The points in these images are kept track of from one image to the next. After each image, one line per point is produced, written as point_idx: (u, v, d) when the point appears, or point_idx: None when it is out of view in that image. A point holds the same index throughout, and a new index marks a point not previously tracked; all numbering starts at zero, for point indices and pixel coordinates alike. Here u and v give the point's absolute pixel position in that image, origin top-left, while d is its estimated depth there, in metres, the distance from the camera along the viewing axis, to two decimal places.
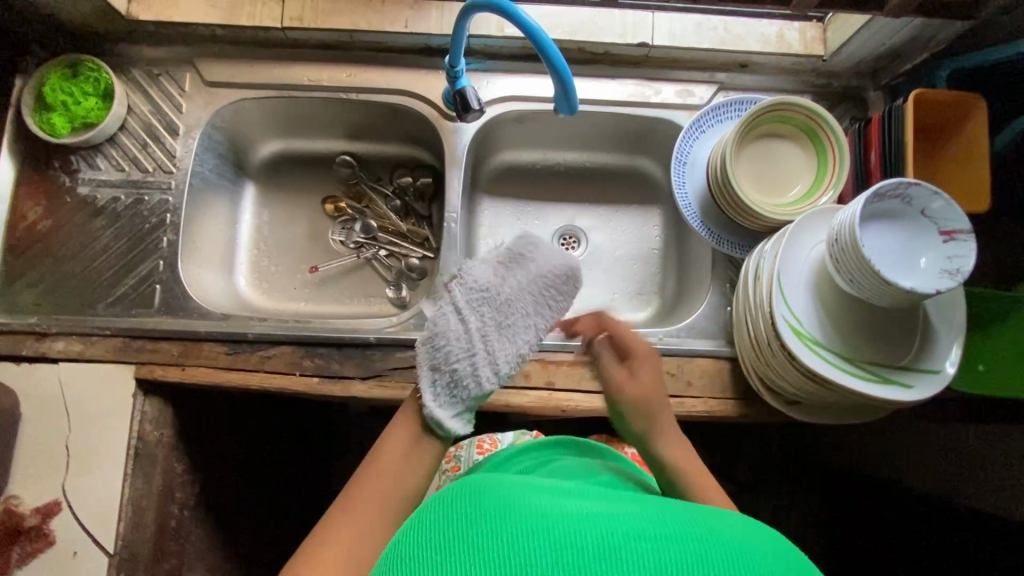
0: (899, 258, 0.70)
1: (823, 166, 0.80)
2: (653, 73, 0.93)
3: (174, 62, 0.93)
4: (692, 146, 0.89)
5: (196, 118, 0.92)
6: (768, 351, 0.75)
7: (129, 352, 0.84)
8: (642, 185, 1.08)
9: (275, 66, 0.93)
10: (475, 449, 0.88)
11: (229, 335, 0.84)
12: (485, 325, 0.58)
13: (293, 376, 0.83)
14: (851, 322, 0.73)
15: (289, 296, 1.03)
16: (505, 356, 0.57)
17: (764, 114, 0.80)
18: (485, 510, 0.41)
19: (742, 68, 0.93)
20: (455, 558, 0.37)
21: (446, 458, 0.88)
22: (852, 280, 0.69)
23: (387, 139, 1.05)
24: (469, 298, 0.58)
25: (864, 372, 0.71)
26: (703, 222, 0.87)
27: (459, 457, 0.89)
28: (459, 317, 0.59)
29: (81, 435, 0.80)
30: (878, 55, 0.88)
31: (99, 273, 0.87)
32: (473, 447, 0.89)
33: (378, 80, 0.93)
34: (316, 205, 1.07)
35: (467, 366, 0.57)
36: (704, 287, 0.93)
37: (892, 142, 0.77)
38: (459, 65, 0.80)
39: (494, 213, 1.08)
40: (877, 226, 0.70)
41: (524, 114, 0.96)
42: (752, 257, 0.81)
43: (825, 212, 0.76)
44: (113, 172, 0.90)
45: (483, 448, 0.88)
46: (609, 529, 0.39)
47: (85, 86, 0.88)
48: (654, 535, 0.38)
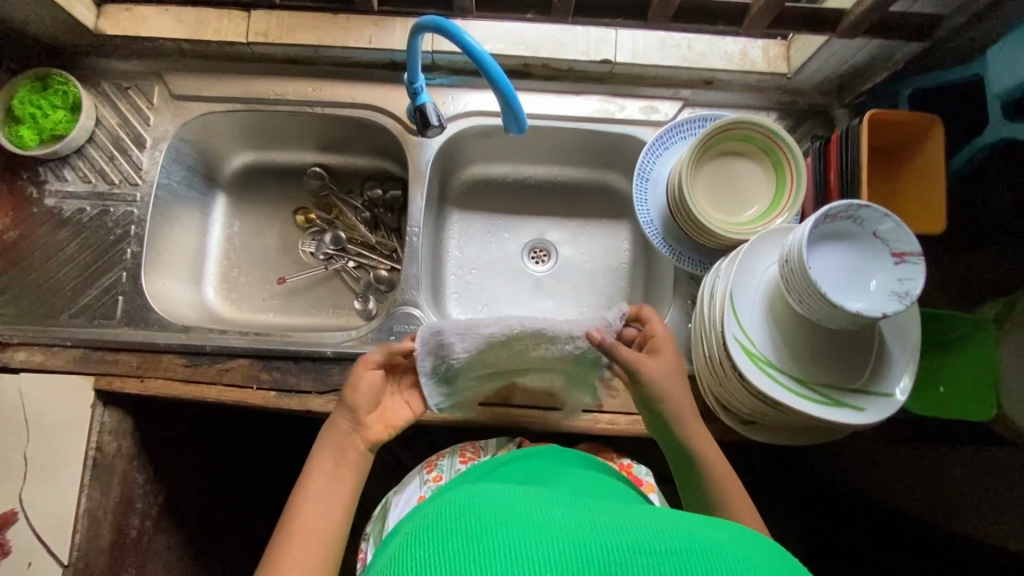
0: (851, 279, 0.69)
1: (781, 186, 0.80)
2: (618, 88, 0.94)
3: (142, 76, 0.94)
4: (655, 163, 0.89)
5: (163, 131, 0.93)
6: (721, 371, 0.75)
7: (90, 363, 0.84)
8: (611, 199, 1.08)
9: (242, 80, 0.93)
10: (458, 459, 0.87)
11: (188, 348, 0.85)
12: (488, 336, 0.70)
13: (250, 389, 0.83)
14: (804, 343, 0.72)
15: (257, 307, 1.04)
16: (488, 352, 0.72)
17: (722, 133, 0.80)
18: (480, 524, 0.41)
19: (707, 85, 0.93)
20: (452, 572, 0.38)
21: (427, 465, 0.85)
22: (802, 302, 0.68)
23: (357, 152, 1.06)
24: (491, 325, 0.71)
25: (814, 394, 0.71)
26: (664, 239, 0.87)
27: (441, 466, 0.86)
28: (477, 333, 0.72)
29: (37, 446, 0.81)
30: (841, 74, 0.88)
31: (62, 284, 0.88)
32: (456, 456, 0.87)
33: (343, 95, 0.93)
34: (287, 216, 1.08)
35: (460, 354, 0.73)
36: (667, 303, 0.93)
37: (849, 161, 0.77)
38: (419, 81, 0.80)
39: (464, 226, 1.08)
40: (829, 246, 0.70)
41: (489, 129, 0.96)
42: (709, 275, 0.80)
43: (781, 231, 0.75)
44: (80, 184, 0.91)
45: (466, 457, 0.87)
46: (609, 541, 0.40)
47: (53, 99, 0.89)
48: (653, 548, 0.39)
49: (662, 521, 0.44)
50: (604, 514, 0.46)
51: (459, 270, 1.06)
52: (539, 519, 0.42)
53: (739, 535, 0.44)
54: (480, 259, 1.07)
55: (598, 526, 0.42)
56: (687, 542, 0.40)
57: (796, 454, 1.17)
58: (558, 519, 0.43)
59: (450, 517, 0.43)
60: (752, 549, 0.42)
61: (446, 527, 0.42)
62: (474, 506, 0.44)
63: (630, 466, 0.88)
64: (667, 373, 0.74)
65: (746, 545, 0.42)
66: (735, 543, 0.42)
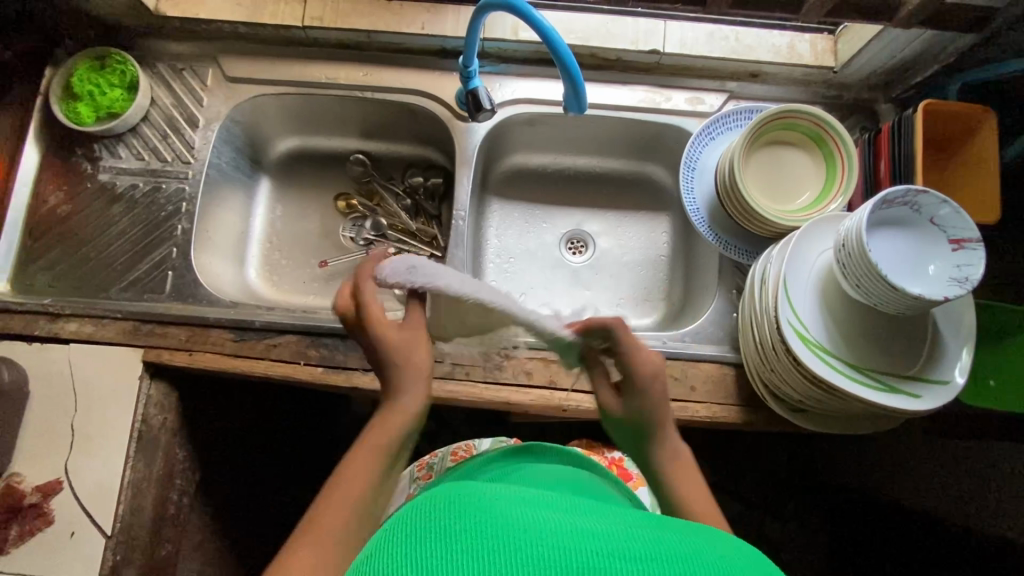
0: (908, 265, 0.69)
1: (832, 171, 0.81)
2: (664, 80, 0.95)
3: (196, 58, 0.96)
4: (701, 152, 0.90)
5: (216, 112, 0.95)
6: (773, 355, 0.75)
7: (138, 336, 0.85)
8: (650, 191, 1.09)
9: (295, 64, 0.95)
10: (449, 457, 0.87)
11: (237, 323, 0.85)
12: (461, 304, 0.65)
13: (297, 366, 0.83)
14: (858, 329, 0.72)
15: (297, 289, 1.05)
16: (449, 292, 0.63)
17: (774, 121, 0.80)
18: (463, 512, 0.40)
19: (753, 78, 0.94)
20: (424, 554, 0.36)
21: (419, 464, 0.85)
22: (859, 286, 0.68)
23: (399, 139, 1.07)
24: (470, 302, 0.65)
25: (870, 380, 0.70)
26: (710, 227, 0.88)
27: (432, 465, 0.86)
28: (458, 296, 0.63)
29: (86, 416, 0.81)
30: (889, 68, 0.88)
31: (113, 258, 0.89)
32: (447, 455, 0.87)
33: (392, 80, 0.95)
34: (328, 202, 1.09)
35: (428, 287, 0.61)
36: (710, 293, 0.92)
37: (902, 152, 0.77)
38: (472, 66, 0.81)
39: (504, 215, 1.09)
40: (886, 231, 0.70)
41: (536, 117, 0.98)
42: (758, 262, 0.80)
43: (833, 218, 0.76)
44: (133, 161, 0.93)
45: (458, 456, 0.87)
46: (589, 541, 0.38)
47: (111, 78, 0.91)
48: (637, 555, 0.37)
49: (648, 529, 0.42)
50: (590, 514, 0.44)
51: (497, 259, 1.07)
52: (521, 518, 0.39)
53: (730, 552, 0.42)
54: (517, 248, 1.08)
55: (581, 527, 0.40)
56: (674, 550, 0.39)
57: (830, 454, 1.16)
58: (540, 514, 0.41)
59: (430, 512, 0.41)
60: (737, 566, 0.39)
61: (428, 511, 0.41)
62: (455, 502, 0.42)
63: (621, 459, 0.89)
64: (656, 400, 0.66)
65: (726, 555, 0.40)
66: (721, 558, 0.40)
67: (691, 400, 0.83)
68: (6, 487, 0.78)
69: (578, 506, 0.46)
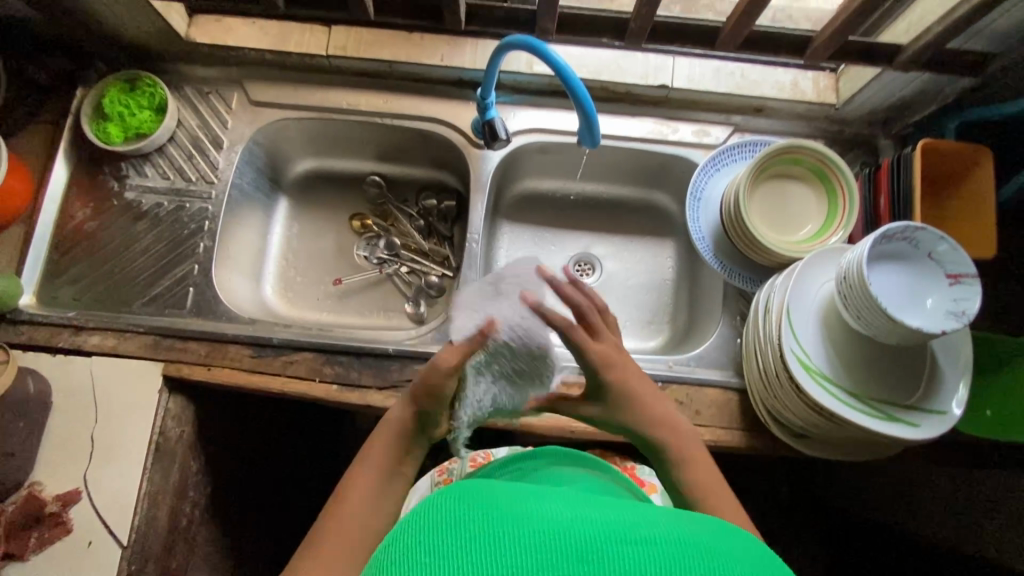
0: (907, 299, 0.72)
1: (834, 205, 0.83)
2: (673, 112, 0.98)
3: (223, 83, 0.99)
4: (707, 182, 0.93)
5: (240, 134, 0.98)
6: (776, 383, 0.77)
7: (159, 350, 0.87)
8: (656, 218, 1.12)
9: (318, 91, 0.99)
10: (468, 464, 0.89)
11: (254, 340, 0.87)
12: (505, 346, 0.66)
13: (312, 382, 0.86)
14: (859, 359, 0.75)
15: (311, 306, 1.07)
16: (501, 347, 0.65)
17: (778, 157, 0.84)
18: (470, 497, 0.41)
19: (758, 112, 0.98)
20: (430, 540, 0.37)
21: (438, 469, 0.87)
22: (860, 317, 0.71)
23: (414, 163, 1.11)
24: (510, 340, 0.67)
25: (871, 409, 0.73)
26: (715, 254, 0.91)
27: (452, 470, 0.88)
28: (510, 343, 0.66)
29: (107, 427, 0.84)
30: (889, 106, 0.92)
31: (136, 274, 0.92)
32: (466, 461, 0.89)
33: (411, 108, 0.98)
34: (344, 222, 1.13)
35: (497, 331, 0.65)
36: (715, 319, 0.95)
37: (902, 188, 0.81)
38: (490, 97, 0.86)
39: (514, 238, 1.13)
40: (885, 266, 0.73)
41: (548, 146, 1.01)
42: (762, 291, 0.83)
43: (835, 250, 0.79)
44: (158, 180, 0.96)
45: (476, 462, 0.89)
46: (590, 525, 0.38)
47: (140, 100, 0.95)
48: (636, 539, 0.37)
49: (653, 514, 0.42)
50: (594, 501, 0.45)
51: None
52: (530, 514, 0.39)
53: (735, 542, 0.41)
54: None
55: (585, 512, 0.40)
56: (676, 536, 0.39)
57: (829, 478, 1.17)
58: (543, 502, 0.41)
59: (442, 506, 0.40)
60: (738, 556, 0.39)
61: (437, 498, 0.42)
62: (467, 496, 0.41)
63: (632, 469, 0.88)
64: (637, 383, 0.67)
65: (729, 545, 0.40)
66: (725, 549, 0.39)
67: (695, 424, 0.85)
68: (26, 495, 0.80)
69: (584, 497, 0.45)
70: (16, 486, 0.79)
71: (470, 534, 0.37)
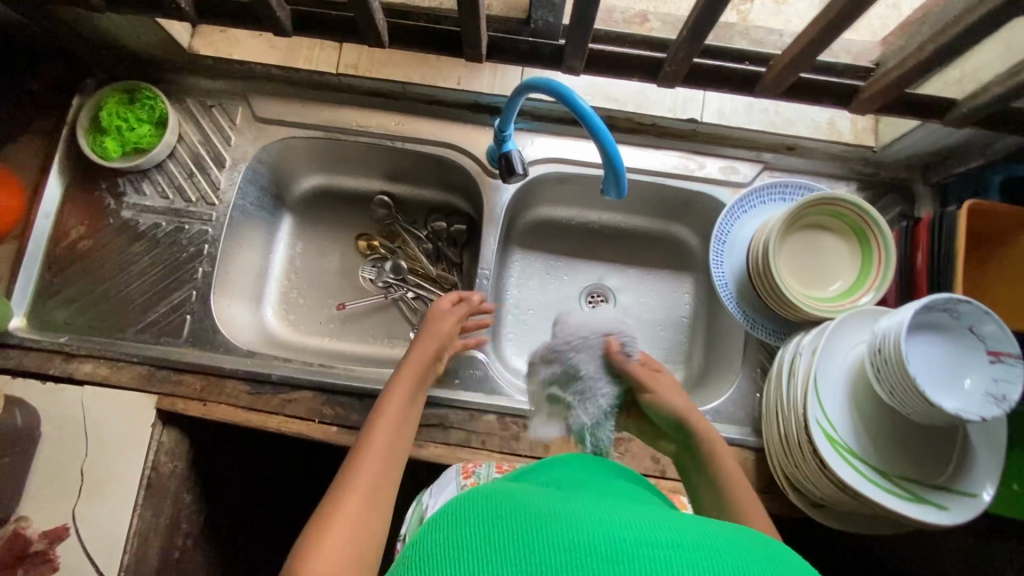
0: (944, 374, 0.67)
1: (868, 262, 0.78)
2: (700, 146, 0.93)
3: (226, 95, 0.94)
4: (732, 225, 0.89)
5: (243, 152, 0.93)
6: (797, 452, 0.73)
7: (153, 382, 0.84)
8: (675, 252, 1.07)
9: (326, 108, 0.93)
10: (494, 469, 0.77)
11: (253, 375, 0.84)
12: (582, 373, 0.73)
13: (311, 423, 0.82)
14: (885, 433, 0.71)
15: (312, 329, 1.03)
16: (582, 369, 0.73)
17: (811, 208, 0.79)
18: (492, 501, 0.39)
19: (790, 151, 0.92)
20: (449, 552, 0.35)
21: (463, 470, 0.75)
22: (893, 393, 0.67)
23: (424, 184, 1.06)
24: (576, 363, 0.73)
25: (897, 488, 0.69)
26: (738, 303, 0.87)
27: (477, 473, 0.76)
28: (586, 358, 0.73)
29: (98, 461, 0.81)
30: (932, 153, 0.86)
31: (131, 298, 0.88)
32: (492, 466, 0.77)
33: (424, 131, 0.93)
34: (349, 241, 1.08)
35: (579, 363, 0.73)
36: (732, 369, 0.90)
37: (943, 248, 0.75)
38: (507, 129, 0.81)
39: (525, 266, 1.08)
40: (923, 337, 0.68)
41: (567, 176, 0.96)
42: (787, 348, 0.79)
43: (867, 314, 0.74)
44: (157, 199, 0.91)
45: (502, 468, 0.77)
46: (620, 531, 0.35)
47: (139, 113, 0.90)
48: (671, 546, 0.34)
49: (693, 522, 0.39)
50: (626, 507, 0.42)
51: (516, 311, 1.06)
52: (558, 514, 0.37)
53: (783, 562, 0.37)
54: (537, 300, 1.07)
55: (616, 518, 0.37)
56: (715, 547, 0.35)
57: None
58: (571, 507, 0.39)
59: (467, 510, 0.38)
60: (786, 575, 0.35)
61: (459, 502, 0.40)
62: (492, 500, 0.39)
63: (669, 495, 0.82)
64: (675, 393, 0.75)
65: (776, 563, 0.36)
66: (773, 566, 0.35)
67: None
68: (13, 530, 0.77)
69: (615, 503, 0.43)
70: (3, 521, 0.77)
71: (491, 537, 0.35)
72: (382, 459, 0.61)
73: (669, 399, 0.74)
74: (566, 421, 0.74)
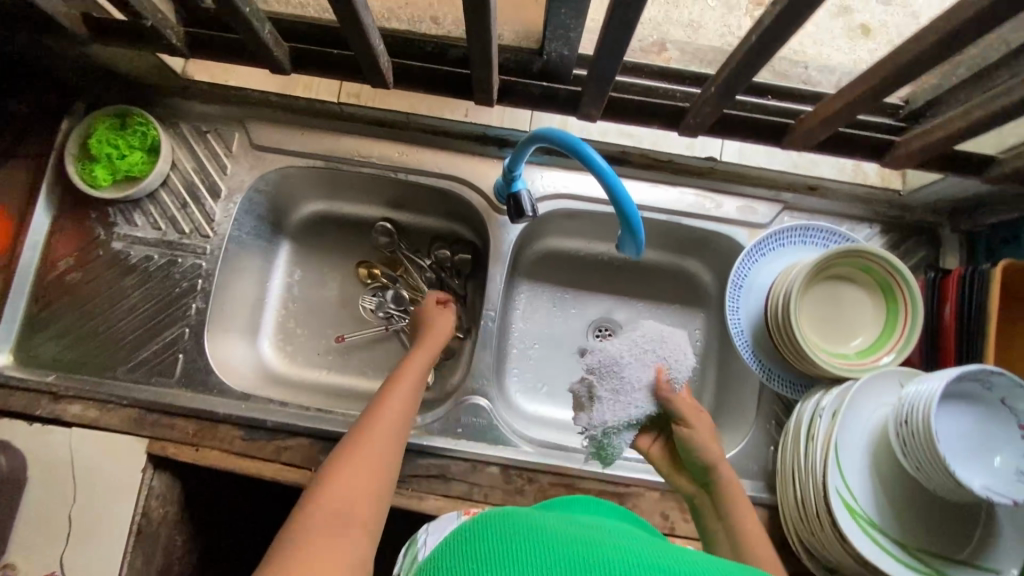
0: (974, 448, 0.64)
1: (892, 319, 0.74)
2: (717, 184, 0.88)
3: (222, 121, 0.90)
4: (750, 269, 0.85)
5: (240, 181, 0.89)
6: (813, 518, 0.70)
7: (144, 426, 0.81)
8: (688, 287, 1.02)
9: (326, 137, 0.89)
10: None
11: (248, 420, 0.80)
12: (620, 379, 0.69)
13: (307, 472, 0.79)
14: (905, 502, 0.69)
15: (309, 361, 1.00)
16: (625, 375, 0.69)
17: (835, 259, 0.75)
18: (512, 520, 0.41)
19: (812, 191, 0.88)
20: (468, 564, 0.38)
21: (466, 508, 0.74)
22: (919, 467, 0.64)
23: (428, 212, 1.02)
24: (619, 368, 0.70)
25: (917, 562, 0.67)
26: (754, 352, 0.83)
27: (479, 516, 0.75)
28: (629, 364, 0.70)
29: (85, 507, 0.78)
30: (962, 199, 0.82)
31: (122, 335, 0.85)
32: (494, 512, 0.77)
33: (428, 163, 0.89)
34: (349, 269, 1.04)
35: (623, 369, 0.70)
36: (746, 418, 0.87)
37: (974, 306, 0.71)
38: (517, 170, 0.78)
39: (531, 298, 1.04)
40: (954, 408, 0.65)
41: (576, 212, 0.92)
42: (805, 404, 0.75)
43: (890, 375, 0.71)
44: (149, 230, 0.87)
45: None
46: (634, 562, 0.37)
47: (131, 139, 0.86)
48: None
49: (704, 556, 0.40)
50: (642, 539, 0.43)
51: (521, 345, 1.01)
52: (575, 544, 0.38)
53: None
54: (543, 333, 1.02)
55: (629, 549, 0.39)
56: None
57: None
58: (587, 535, 0.41)
59: (487, 528, 0.41)
60: None
61: (483, 519, 0.42)
62: (512, 520, 0.41)
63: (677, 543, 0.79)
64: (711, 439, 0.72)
65: None
66: None
67: None
68: None
69: (629, 534, 0.44)
70: None
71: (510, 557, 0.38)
72: (389, 421, 0.67)
73: (705, 447, 0.71)
74: (588, 413, 0.71)
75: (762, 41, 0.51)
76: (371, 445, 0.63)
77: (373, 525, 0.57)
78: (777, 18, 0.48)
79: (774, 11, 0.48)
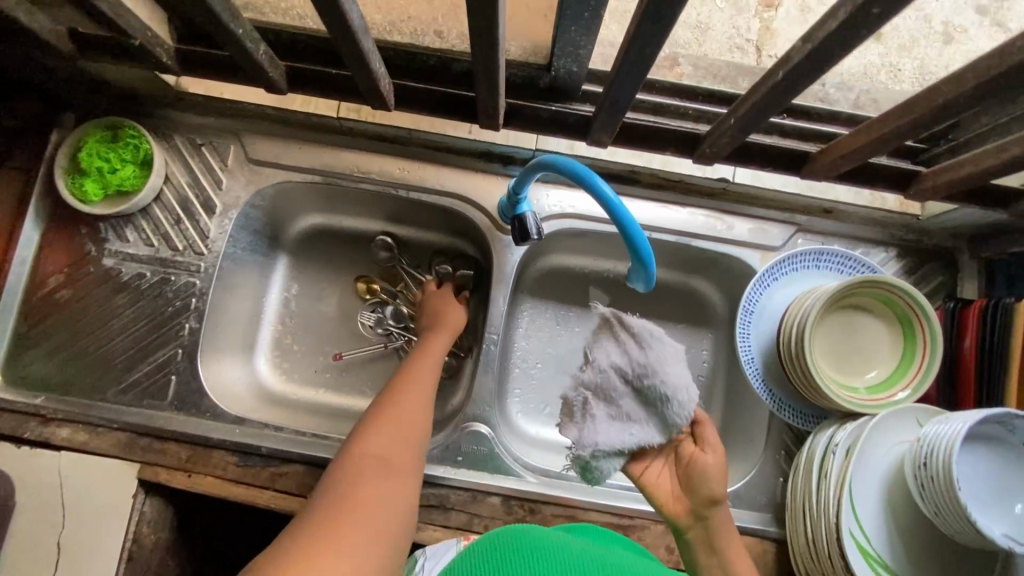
0: (994, 493, 0.61)
1: (910, 353, 0.72)
2: (729, 206, 0.85)
3: (217, 133, 0.87)
4: (761, 294, 0.82)
5: (235, 197, 0.86)
6: (824, 559, 0.68)
7: (135, 450, 0.78)
8: (696, 306, 1.00)
9: (324, 151, 0.86)
10: None
11: (241, 446, 0.78)
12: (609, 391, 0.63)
13: (303, 500, 0.77)
14: (919, 545, 0.67)
15: (306, 379, 0.97)
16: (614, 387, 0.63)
17: (852, 289, 0.72)
18: None
19: (827, 214, 0.85)
20: None
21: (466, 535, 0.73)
22: (936, 512, 0.62)
23: (429, 226, 0.99)
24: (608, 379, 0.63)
25: None
26: (764, 380, 0.81)
27: None
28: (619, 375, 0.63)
29: (75, 534, 0.75)
30: (982, 225, 0.79)
31: (114, 355, 0.82)
32: None
33: (430, 180, 0.86)
34: (348, 283, 1.01)
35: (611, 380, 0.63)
36: (755, 447, 0.84)
37: (997, 341, 0.69)
38: (522, 192, 0.75)
39: (535, 316, 1.01)
40: (974, 451, 0.62)
41: (583, 232, 0.89)
42: (816, 437, 0.73)
43: (906, 412, 0.68)
44: (141, 247, 0.85)
45: None
46: None
47: (122, 152, 0.83)
48: None
49: None
50: None
51: (524, 365, 0.98)
52: None
53: None
54: (546, 352, 0.99)
55: None
56: None
57: None
58: None
59: None
60: None
61: None
62: None
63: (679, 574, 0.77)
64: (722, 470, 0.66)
65: None
66: None
67: None
68: None
69: None
70: None
71: None
72: (417, 389, 0.74)
73: (715, 481, 0.64)
74: (578, 428, 0.64)
75: (790, 77, 0.48)
76: (404, 408, 0.71)
77: (412, 473, 0.65)
78: (808, 56, 0.45)
79: (805, 48, 0.45)
